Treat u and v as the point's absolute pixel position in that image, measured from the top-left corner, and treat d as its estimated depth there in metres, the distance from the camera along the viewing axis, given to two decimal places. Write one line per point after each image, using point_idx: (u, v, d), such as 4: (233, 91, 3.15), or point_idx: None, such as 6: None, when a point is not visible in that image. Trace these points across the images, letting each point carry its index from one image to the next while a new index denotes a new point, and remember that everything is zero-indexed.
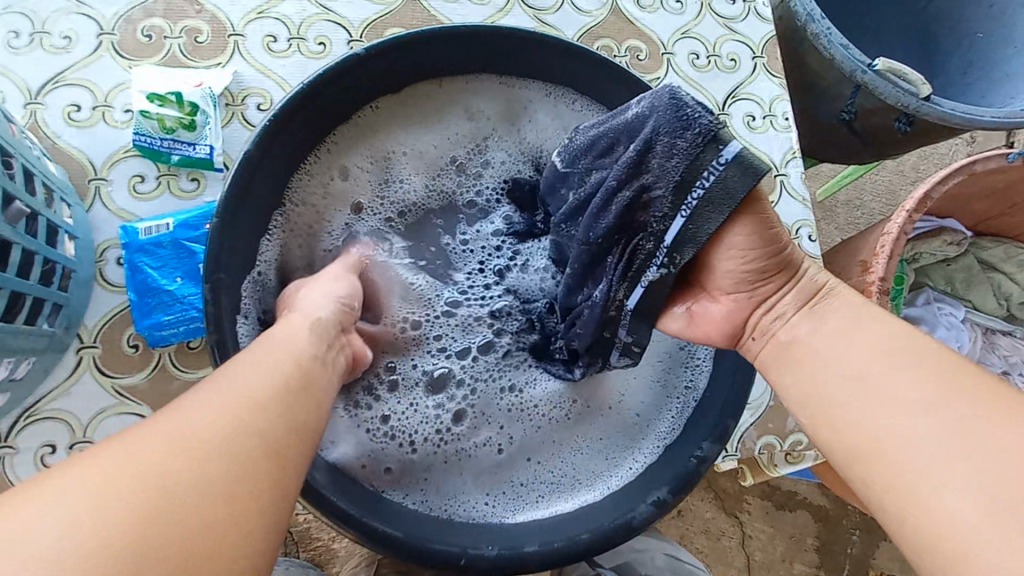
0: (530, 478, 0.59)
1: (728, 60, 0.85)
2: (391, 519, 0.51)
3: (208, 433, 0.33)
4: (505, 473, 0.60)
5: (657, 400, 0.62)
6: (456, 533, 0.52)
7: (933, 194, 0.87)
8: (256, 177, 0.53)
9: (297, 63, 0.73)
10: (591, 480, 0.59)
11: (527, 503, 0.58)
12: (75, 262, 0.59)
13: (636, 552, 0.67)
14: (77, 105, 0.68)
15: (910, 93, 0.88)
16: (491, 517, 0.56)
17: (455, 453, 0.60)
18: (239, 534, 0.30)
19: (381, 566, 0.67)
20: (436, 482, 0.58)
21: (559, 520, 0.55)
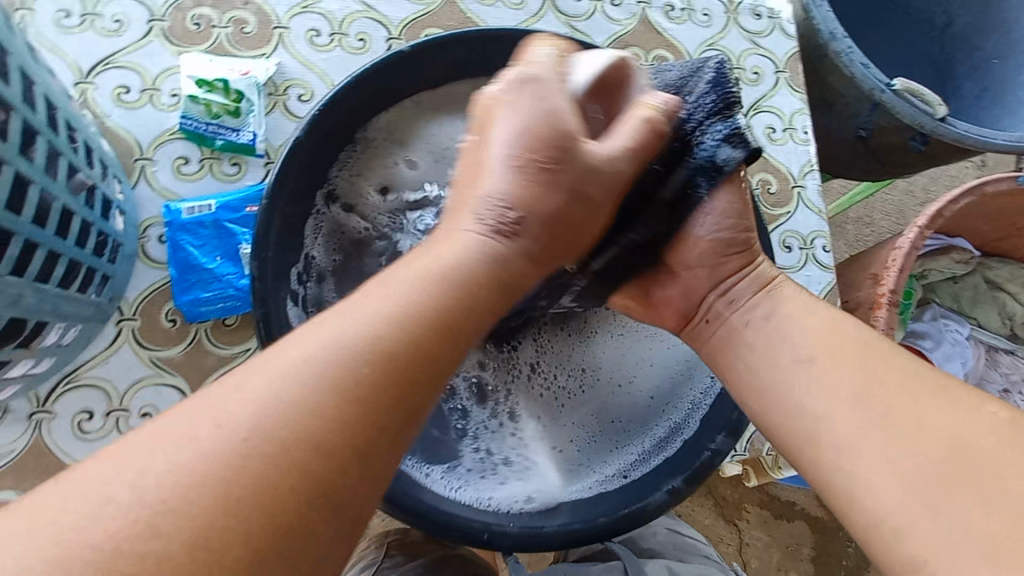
0: (558, 465, 0.59)
1: (752, 73, 0.88)
2: (419, 497, 0.51)
3: (287, 416, 0.30)
4: (533, 458, 0.59)
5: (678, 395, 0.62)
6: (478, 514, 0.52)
7: (944, 212, 0.90)
8: (303, 162, 0.56)
9: (337, 57, 0.76)
10: (610, 470, 0.58)
11: (554, 489, 0.57)
12: (122, 236, 0.61)
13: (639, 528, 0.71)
14: (126, 87, 0.71)
15: (926, 114, 0.91)
16: (512, 500, 0.56)
17: (480, 433, 0.59)
18: (298, 524, 0.29)
19: (388, 549, 0.70)
20: (466, 464, 0.58)
21: (577, 507, 0.55)
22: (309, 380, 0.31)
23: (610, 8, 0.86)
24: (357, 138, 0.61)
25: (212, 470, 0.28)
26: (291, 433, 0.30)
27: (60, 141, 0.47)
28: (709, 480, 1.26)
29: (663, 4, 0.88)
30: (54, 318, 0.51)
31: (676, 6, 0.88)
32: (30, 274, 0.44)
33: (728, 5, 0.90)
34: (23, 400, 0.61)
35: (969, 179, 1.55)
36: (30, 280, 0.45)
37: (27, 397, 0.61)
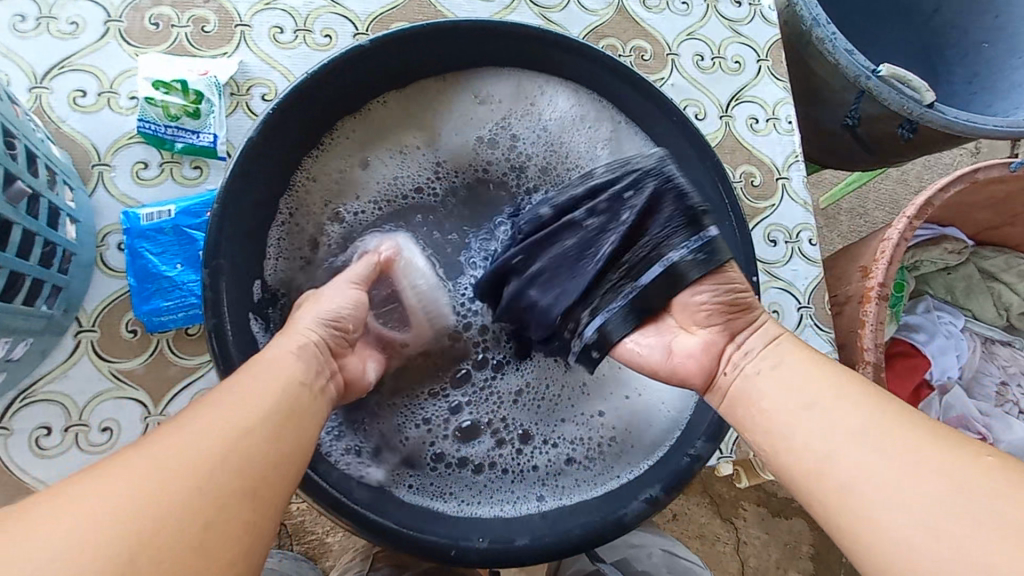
0: (537, 481, 0.58)
1: (733, 62, 0.86)
2: (388, 512, 0.51)
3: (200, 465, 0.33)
4: (512, 475, 0.59)
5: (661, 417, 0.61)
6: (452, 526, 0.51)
7: (934, 201, 0.87)
8: (256, 164, 0.54)
9: (302, 55, 0.74)
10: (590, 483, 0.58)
11: (532, 504, 0.56)
12: (75, 245, 0.59)
13: (633, 548, 0.67)
14: (82, 91, 0.68)
15: (914, 100, 0.88)
16: (492, 514, 0.55)
17: (461, 456, 0.59)
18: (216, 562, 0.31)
19: (375, 562, 0.67)
20: (437, 482, 0.57)
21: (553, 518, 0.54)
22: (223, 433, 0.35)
23: None
24: (324, 140, 0.61)
25: (122, 522, 0.30)
26: (188, 480, 0.32)
27: None
28: (705, 478, 1.23)
29: None
30: None
31: None
32: None
33: None
34: None
35: (964, 167, 1.53)
36: None
37: None
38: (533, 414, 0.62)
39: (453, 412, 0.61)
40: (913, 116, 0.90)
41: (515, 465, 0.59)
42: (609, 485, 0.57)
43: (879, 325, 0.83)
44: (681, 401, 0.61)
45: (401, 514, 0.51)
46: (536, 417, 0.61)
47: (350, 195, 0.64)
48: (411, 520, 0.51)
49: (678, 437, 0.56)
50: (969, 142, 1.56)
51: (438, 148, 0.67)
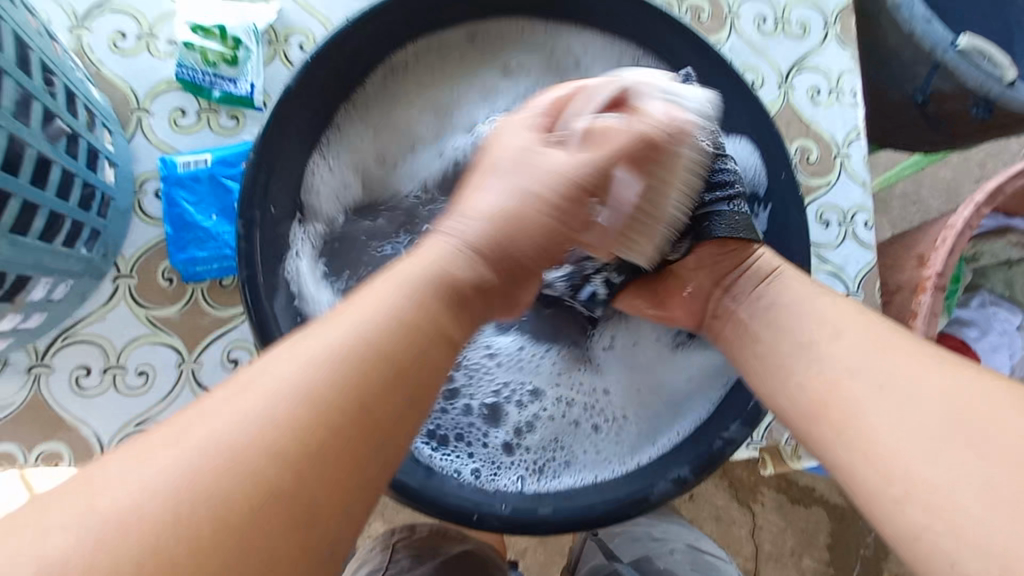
0: (569, 449, 0.56)
1: (797, 26, 0.79)
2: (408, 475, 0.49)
3: (245, 458, 0.27)
4: (546, 443, 0.56)
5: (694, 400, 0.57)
6: (474, 497, 0.50)
7: (1005, 188, 0.81)
8: (293, 112, 0.52)
9: (342, 3, 0.71)
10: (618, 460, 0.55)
11: (563, 477, 0.54)
12: (113, 190, 0.59)
13: (654, 543, 0.66)
14: (122, 33, 0.67)
15: (994, 78, 0.84)
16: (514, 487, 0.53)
17: (485, 421, 0.56)
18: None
19: (395, 551, 0.67)
20: (461, 444, 0.54)
21: (580, 496, 0.52)
22: (277, 397, 0.29)
23: None
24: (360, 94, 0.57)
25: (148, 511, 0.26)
26: (223, 465, 0.27)
27: (34, 85, 0.44)
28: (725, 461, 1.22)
29: None
30: (39, 272, 0.49)
31: None
32: (4, 224, 0.42)
33: None
34: (23, 353, 0.61)
35: None
36: (4, 230, 0.43)
37: (26, 349, 0.61)
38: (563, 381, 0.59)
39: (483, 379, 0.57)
40: (991, 96, 0.85)
41: (550, 429, 0.57)
42: (644, 457, 0.55)
43: (931, 317, 0.78)
44: (705, 382, 0.57)
45: (424, 479, 0.49)
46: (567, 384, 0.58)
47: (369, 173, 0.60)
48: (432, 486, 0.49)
49: (712, 421, 0.54)
50: None
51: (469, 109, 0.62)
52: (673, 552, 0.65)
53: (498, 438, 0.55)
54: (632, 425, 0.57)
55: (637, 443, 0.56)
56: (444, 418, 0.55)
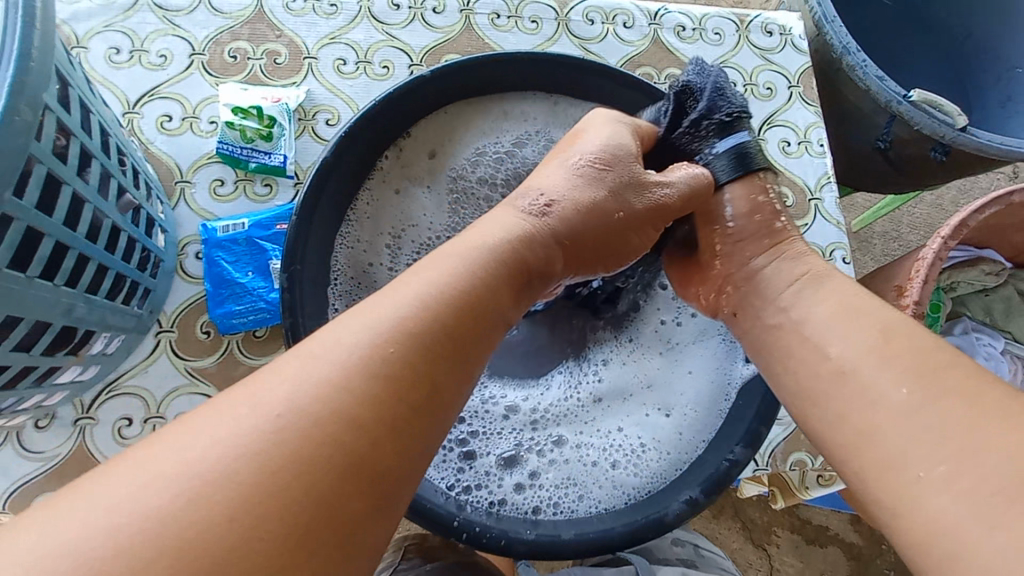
0: (575, 475, 0.59)
1: (764, 88, 0.89)
2: (435, 501, 0.53)
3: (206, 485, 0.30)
4: (554, 462, 0.60)
5: (698, 414, 0.62)
6: (497, 521, 0.54)
7: (969, 222, 0.88)
8: (327, 177, 0.60)
9: (363, 83, 0.80)
10: (631, 483, 0.59)
11: (572, 505, 0.57)
12: (162, 253, 0.66)
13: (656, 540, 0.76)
14: (168, 116, 0.76)
15: (946, 124, 0.91)
16: (535, 513, 0.56)
17: (498, 446, 0.60)
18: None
19: (407, 551, 0.73)
20: (478, 472, 0.58)
21: (598, 518, 0.55)
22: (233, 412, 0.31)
23: (623, 31, 0.89)
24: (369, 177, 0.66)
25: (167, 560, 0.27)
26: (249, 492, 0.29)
27: (111, 164, 0.51)
28: (734, 502, 1.23)
29: (675, 25, 0.91)
30: (100, 328, 0.55)
31: (687, 26, 0.91)
32: (81, 285, 0.48)
33: (739, 24, 0.92)
34: (69, 407, 0.65)
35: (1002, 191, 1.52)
36: (80, 290, 0.48)
37: (72, 404, 0.65)
38: (560, 400, 0.63)
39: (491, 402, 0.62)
40: (945, 140, 0.93)
41: (561, 452, 0.60)
42: (662, 479, 0.58)
43: None
44: (710, 399, 0.62)
45: (442, 506, 0.53)
46: (558, 402, 0.63)
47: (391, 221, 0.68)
48: (451, 510, 0.53)
49: (716, 443, 0.59)
50: (1007, 166, 1.55)
51: (443, 174, 0.70)
52: (674, 545, 0.75)
53: (506, 463, 0.59)
54: (636, 449, 0.61)
55: (644, 468, 0.60)
56: (461, 447, 0.59)
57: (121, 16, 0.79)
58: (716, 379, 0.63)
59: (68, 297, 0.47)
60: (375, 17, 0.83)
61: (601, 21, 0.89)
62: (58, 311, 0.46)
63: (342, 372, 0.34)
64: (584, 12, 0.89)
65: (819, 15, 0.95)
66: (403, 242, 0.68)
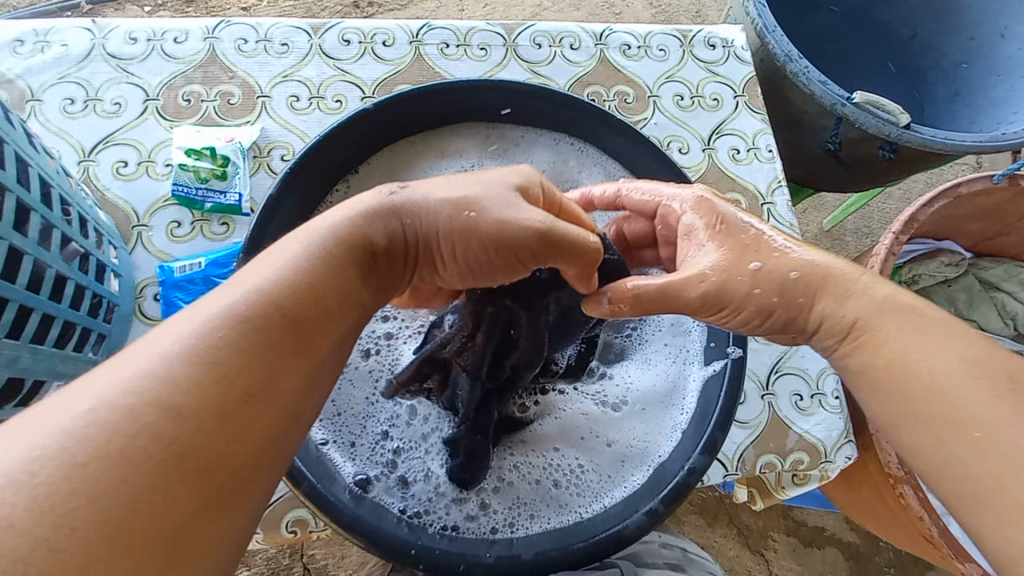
0: (529, 494, 0.60)
1: (711, 99, 0.92)
2: (385, 521, 0.54)
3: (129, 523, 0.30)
4: (508, 482, 0.61)
5: (650, 429, 0.64)
6: (451, 543, 0.54)
7: (919, 215, 0.90)
8: (272, 214, 0.61)
9: (316, 118, 0.82)
10: (586, 500, 0.59)
11: (525, 524, 0.58)
12: (117, 297, 0.66)
13: (641, 543, 0.75)
14: (124, 161, 0.77)
15: (889, 123, 0.94)
16: (488, 533, 0.57)
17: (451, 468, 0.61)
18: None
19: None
20: (430, 493, 0.59)
21: (554, 535, 0.55)
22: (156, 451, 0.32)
23: (570, 52, 0.92)
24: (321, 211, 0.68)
25: None
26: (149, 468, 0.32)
27: (54, 216, 0.52)
28: (728, 508, 1.23)
29: (620, 44, 0.94)
30: (51, 377, 0.55)
31: (633, 45, 0.94)
32: (25, 335, 0.49)
33: (682, 39, 0.95)
34: None
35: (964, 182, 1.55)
36: (25, 341, 0.49)
37: None
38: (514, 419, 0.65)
39: (445, 425, 0.63)
40: (891, 138, 0.95)
41: (515, 472, 0.62)
42: (614, 496, 0.59)
43: None
44: (663, 417, 0.64)
45: (393, 531, 0.53)
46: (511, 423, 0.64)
47: None
48: (402, 534, 0.53)
49: (677, 453, 0.59)
50: (969, 156, 1.59)
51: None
52: (663, 548, 0.75)
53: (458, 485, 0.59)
54: (588, 472, 0.61)
55: (597, 489, 0.60)
56: (413, 469, 0.60)
57: (75, 67, 0.80)
58: (667, 392, 0.66)
59: (10, 348, 0.47)
60: (326, 53, 0.85)
61: (549, 44, 0.92)
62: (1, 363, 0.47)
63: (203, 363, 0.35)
64: (531, 36, 0.92)
65: (760, 26, 0.98)
66: None
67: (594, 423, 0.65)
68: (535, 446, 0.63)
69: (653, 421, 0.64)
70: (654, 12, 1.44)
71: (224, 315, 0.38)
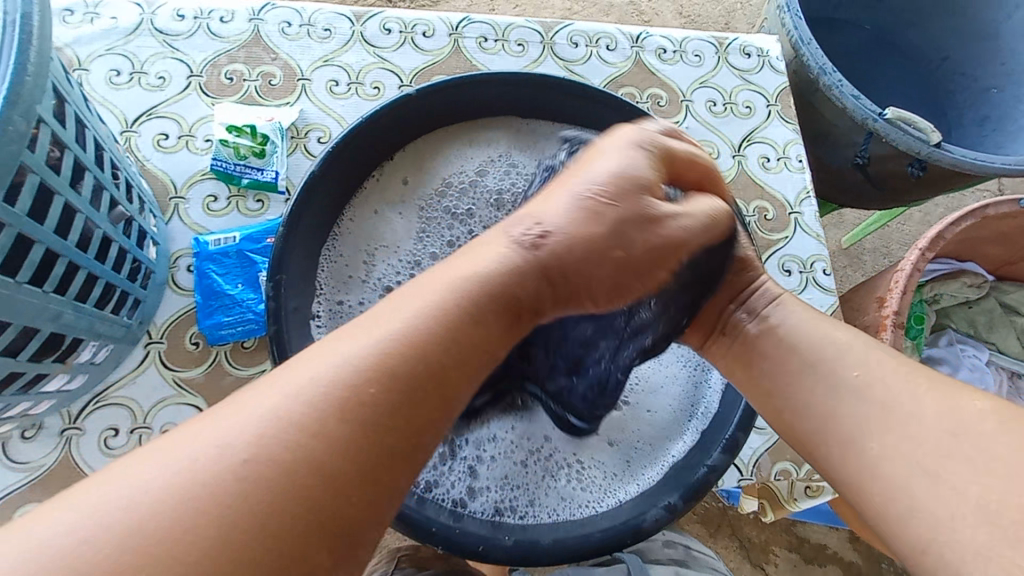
0: (537, 481, 0.59)
1: (743, 107, 0.92)
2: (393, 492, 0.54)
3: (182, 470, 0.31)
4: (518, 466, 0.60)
5: (665, 427, 0.63)
6: (458, 524, 0.54)
7: (946, 234, 0.90)
8: (312, 192, 0.62)
9: (354, 103, 0.83)
10: (594, 492, 0.59)
11: (532, 511, 0.58)
12: (153, 265, 0.67)
13: (648, 541, 0.75)
14: (165, 134, 0.78)
15: (921, 141, 0.94)
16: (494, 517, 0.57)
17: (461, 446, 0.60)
18: None
19: (400, 561, 0.74)
20: (439, 469, 0.58)
21: (561, 527, 0.55)
22: None
23: (606, 53, 0.93)
24: (355, 197, 0.69)
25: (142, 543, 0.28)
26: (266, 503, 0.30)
27: (105, 177, 0.53)
28: (732, 519, 1.22)
29: (656, 48, 0.94)
30: (89, 336, 0.56)
31: (668, 49, 0.94)
32: (71, 292, 0.50)
33: (718, 46, 0.96)
34: (57, 417, 0.66)
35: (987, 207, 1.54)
36: (70, 297, 0.50)
37: (60, 414, 0.66)
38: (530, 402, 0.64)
39: None
40: (921, 156, 0.95)
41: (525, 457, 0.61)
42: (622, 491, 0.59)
43: None
44: (679, 419, 0.63)
45: (402, 504, 0.53)
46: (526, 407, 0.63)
47: (373, 232, 0.69)
48: (409, 506, 0.53)
49: (697, 451, 0.59)
50: (992, 182, 1.59)
51: (413, 200, 0.72)
52: (666, 546, 0.75)
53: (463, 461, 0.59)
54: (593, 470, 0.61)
55: (605, 486, 0.60)
56: None
57: (122, 40, 0.82)
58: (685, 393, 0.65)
59: (57, 303, 0.48)
60: (367, 40, 0.87)
61: (585, 44, 0.93)
62: (47, 316, 0.48)
63: (316, 409, 0.33)
64: (569, 35, 0.92)
65: (795, 38, 0.98)
66: (379, 256, 0.69)
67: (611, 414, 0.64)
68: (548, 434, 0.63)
69: (670, 420, 0.63)
70: (685, 20, 1.45)
71: (368, 363, 0.35)
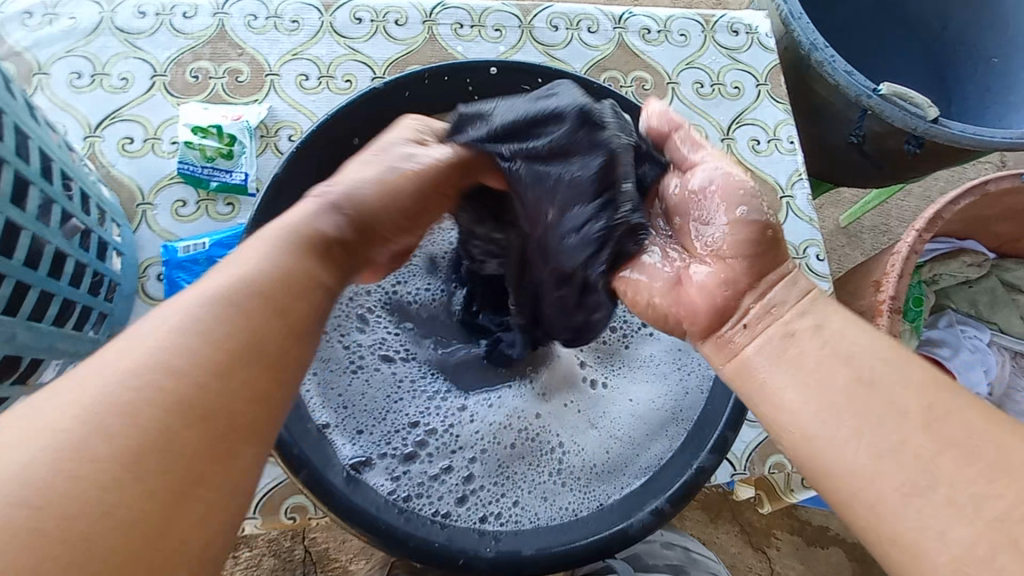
0: (522, 489, 0.59)
1: (732, 87, 0.89)
2: (367, 496, 0.53)
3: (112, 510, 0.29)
4: (502, 475, 0.60)
5: (651, 432, 0.62)
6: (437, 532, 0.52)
7: (944, 213, 0.87)
8: (276, 197, 0.60)
9: (325, 98, 0.80)
10: (580, 498, 0.58)
11: (516, 518, 0.57)
12: (119, 276, 0.65)
13: (645, 543, 0.74)
14: (130, 138, 0.76)
15: (917, 117, 0.91)
16: (477, 523, 0.56)
17: (444, 459, 0.61)
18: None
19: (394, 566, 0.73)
20: (422, 480, 0.58)
21: (542, 532, 0.54)
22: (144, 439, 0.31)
23: (587, 36, 0.89)
24: None
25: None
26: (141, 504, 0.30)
27: (54, 190, 0.51)
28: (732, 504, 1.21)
29: (640, 28, 0.90)
30: (50, 355, 0.54)
31: (653, 29, 0.91)
32: (22, 312, 0.48)
33: (705, 24, 0.92)
34: None
35: None
36: (22, 318, 0.48)
37: None
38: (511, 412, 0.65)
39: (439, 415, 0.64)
40: (917, 132, 0.91)
41: (508, 466, 0.61)
42: (607, 497, 0.58)
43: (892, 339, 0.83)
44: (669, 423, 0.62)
45: (382, 514, 0.51)
46: (509, 417, 0.65)
47: None
48: (391, 519, 0.51)
49: (686, 450, 0.57)
50: (994, 155, 1.55)
51: None
52: (665, 548, 0.74)
53: (451, 476, 0.59)
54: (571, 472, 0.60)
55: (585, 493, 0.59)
56: (406, 458, 0.60)
57: (82, 41, 0.79)
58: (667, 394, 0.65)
59: (7, 325, 0.47)
60: (337, 31, 0.83)
61: (565, 27, 0.89)
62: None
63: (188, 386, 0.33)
64: (548, 17, 0.89)
65: (785, 12, 0.94)
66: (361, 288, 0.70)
67: (593, 422, 0.65)
68: (531, 442, 0.63)
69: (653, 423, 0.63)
70: None
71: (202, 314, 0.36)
